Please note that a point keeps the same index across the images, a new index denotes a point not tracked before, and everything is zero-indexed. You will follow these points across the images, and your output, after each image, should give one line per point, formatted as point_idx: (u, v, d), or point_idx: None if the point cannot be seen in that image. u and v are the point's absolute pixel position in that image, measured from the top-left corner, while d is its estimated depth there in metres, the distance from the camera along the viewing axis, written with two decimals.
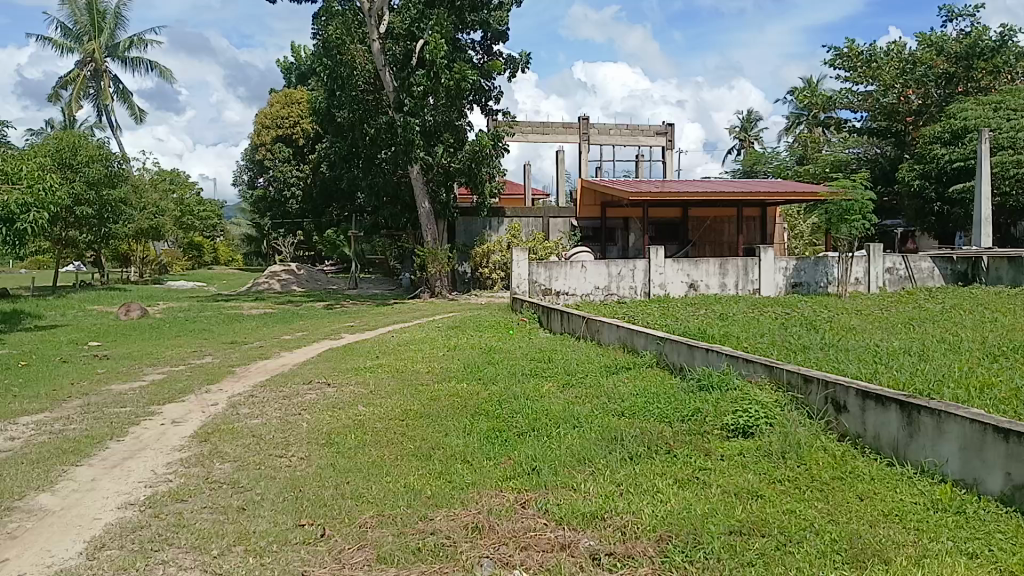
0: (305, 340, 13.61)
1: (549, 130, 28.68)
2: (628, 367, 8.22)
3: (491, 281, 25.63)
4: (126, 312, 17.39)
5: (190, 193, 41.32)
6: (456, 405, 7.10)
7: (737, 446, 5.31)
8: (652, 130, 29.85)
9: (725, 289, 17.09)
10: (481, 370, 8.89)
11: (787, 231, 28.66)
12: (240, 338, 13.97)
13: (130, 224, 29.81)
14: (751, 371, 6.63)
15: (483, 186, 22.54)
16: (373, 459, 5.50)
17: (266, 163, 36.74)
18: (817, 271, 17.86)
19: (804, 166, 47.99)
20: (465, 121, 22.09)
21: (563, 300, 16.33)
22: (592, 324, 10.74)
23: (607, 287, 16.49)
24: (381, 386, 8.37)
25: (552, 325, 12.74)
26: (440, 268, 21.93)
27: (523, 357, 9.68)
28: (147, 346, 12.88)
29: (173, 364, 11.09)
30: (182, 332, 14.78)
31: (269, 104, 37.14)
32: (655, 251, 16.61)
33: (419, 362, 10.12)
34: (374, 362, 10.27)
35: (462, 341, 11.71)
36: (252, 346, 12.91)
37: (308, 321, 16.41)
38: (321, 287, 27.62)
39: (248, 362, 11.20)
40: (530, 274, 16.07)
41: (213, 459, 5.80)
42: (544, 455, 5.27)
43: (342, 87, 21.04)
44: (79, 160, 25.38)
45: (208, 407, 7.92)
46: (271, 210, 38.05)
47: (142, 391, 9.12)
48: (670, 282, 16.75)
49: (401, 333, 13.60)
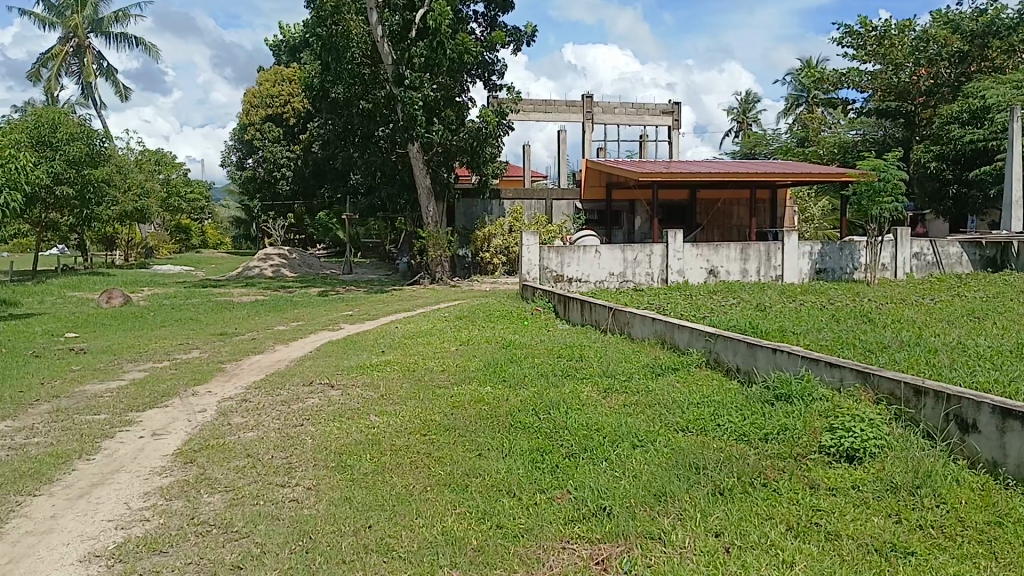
0: (301, 331, 12.56)
1: (551, 108, 27.58)
2: (674, 367, 7.20)
3: (492, 266, 24.58)
4: (108, 299, 16.27)
5: (177, 174, 39.99)
6: (484, 414, 6.08)
7: (847, 477, 4.34)
8: (658, 109, 28.93)
9: (747, 276, 16.11)
10: (503, 369, 7.86)
11: (797, 214, 27.72)
12: (231, 328, 12.91)
13: (113, 206, 28.59)
14: (837, 377, 5.65)
15: (486, 166, 21.43)
16: (398, 491, 4.49)
17: (255, 143, 35.48)
18: (843, 257, 16.88)
19: (807, 149, 47.10)
20: (467, 96, 20.96)
21: (576, 287, 15.25)
22: (619, 316, 9.72)
23: (623, 274, 15.44)
24: (393, 390, 7.33)
25: (570, 315, 11.73)
26: (441, 252, 20.83)
27: (547, 353, 8.65)
28: (129, 339, 11.79)
29: (157, 360, 10.03)
30: (167, 322, 13.69)
31: (259, 82, 35.85)
32: (673, 234, 15.57)
33: (430, 358, 9.06)
34: (381, 358, 9.22)
35: (475, 335, 10.68)
36: (243, 338, 11.85)
37: (303, 309, 15.35)
38: (314, 272, 26.49)
39: (240, 357, 10.17)
40: (540, 259, 14.98)
41: (200, 489, 4.76)
42: (611, 487, 4.27)
43: (337, 59, 19.83)
44: (59, 137, 24.07)
45: (196, 414, 6.87)
46: (261, 191, 36.81)
47: (121, 392, 8.06)
48: (689, 268, 15.73)
49: (405, 323, 12.54)
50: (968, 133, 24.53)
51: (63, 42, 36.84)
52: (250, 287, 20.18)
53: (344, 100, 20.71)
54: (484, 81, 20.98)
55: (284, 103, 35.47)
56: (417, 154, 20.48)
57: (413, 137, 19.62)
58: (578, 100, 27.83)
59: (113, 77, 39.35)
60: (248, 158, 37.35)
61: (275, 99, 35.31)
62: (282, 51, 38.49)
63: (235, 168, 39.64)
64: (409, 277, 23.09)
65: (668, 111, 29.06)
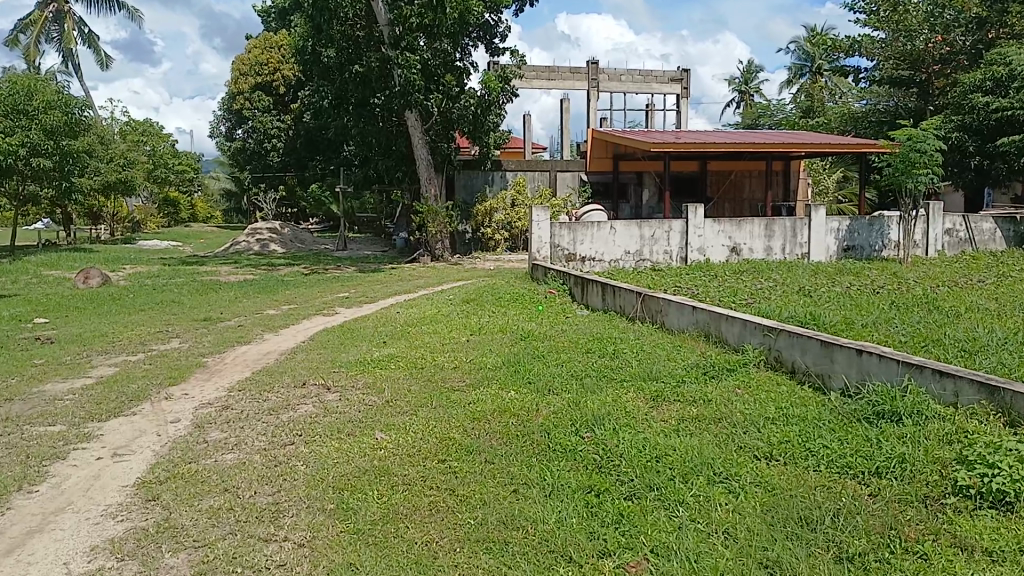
0: (294, 316, 11.47)
1: (554, 76, 26.31)
2: (729, 368, 6.15)
3: (494, 243, 23.50)
4: (85, 279, 15.10)
5: (164, 145, 38.62)
6: (514, 432, 5.01)
7: (1008, 534, 3.33)
8: (666, 76, 27.72)
9: (771, 253, 15.07)
10: (527, 367, 6.80)
11: (810, 187, 26.67)
12: (216, 312, 11.83)
13: (95, 178, 27.34)
14: (952, 392, 4.64)
15: (488, 135, 20.24)
16: (417, 552, 3.43)
17: (244, 113, 34.11)
18: (872, 233, 15.89)
19: (813, 119, 45.91)
20: (468, 61, 19.71)
21: (589, 267, 14.12)
22: (650, 303, 8.65)
23: (639, 252, 14.35)
24: (402, 394, 6.27)
25: (589, 300, 10.68)
26: (441, 228, 19.69)
27: (574, 346, 7.60)
28: (103, 326, 10.67)
29: (132, 352, 8.93)
30: (147, 305, 12.58)
31: (247, 49, 34.43)
32: (693, 209, 14.47)
33: (439, 353, 7.98)
34: (384, 351, 8.15)
35: (489, 322, 9.62)
36: (228, 324, 10.77)
37: (295, 290, 14.24)
38: (306, 248, 25.34)
39: (224, 347, 9.09)
40: (552, 236, 13.82)
41: (162, 545, 3.69)
42: (703, 552, 3.24)
43: (329, 20, 18.55)
44: (35, 106, 22.71)
45: (168, 426, 5.78)
46: (251, 163, 35.40)
47: (84, 394, 6.97)
48: (710, 246, 14.68)
49: (407, 308, 11.45)
50: (992, 102, 23.32)
51: (42, 7, 35.23)
52: (239, 265, 19.07)
53: (337, 64, 19.46)
54: (487, 45, 19.72)
55: (274, 70, 34.08)
56: (416, 123, 19.27)
57: (412, 105, 18.40)
58: (583, 67, 26.57)
59: (95, 43, 37.76)
60: (237, 128, 35.97)
61: (265, 67, 33.90)
62: (272, 17, 37.00)
63: (224, 139, 38.26)
64: (407, 253, 22.02)
65: (676, 79, 27.83)
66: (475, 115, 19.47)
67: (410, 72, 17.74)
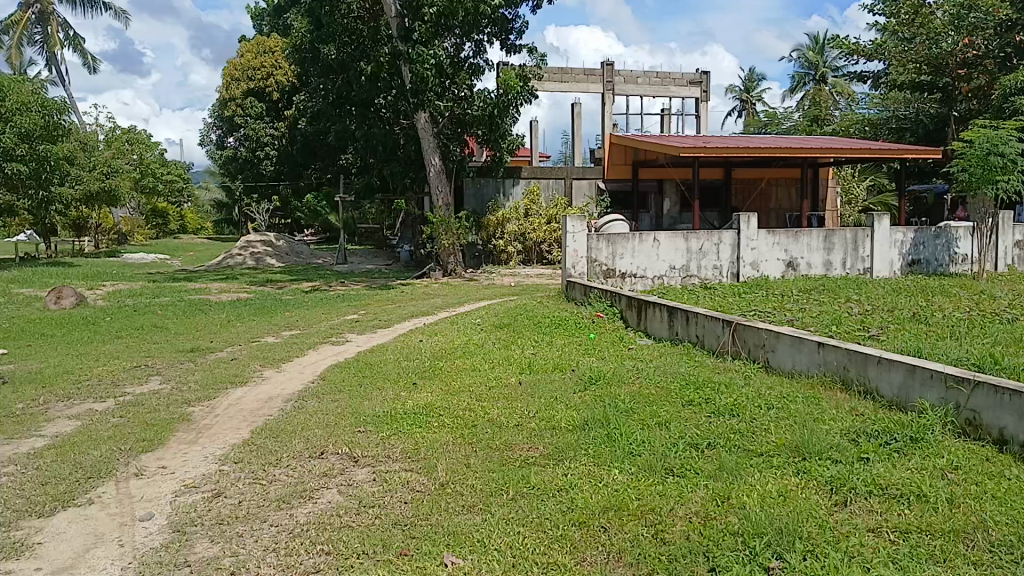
0: (298, 344, 9.75)
1: (568, 77, 24.78)
2: (915, 439, 4.51)
3: (507, 256, 21.85)
4: (57, 300, 13.30)
5: (152, 153, 36.89)
6: (656, 558, 3.32)
7: None
8: (685, 79, 26.21)
9: (831, 268, 13.59)
10: (621, 426, 5.13)
11: (840, 196, 25.20)
12: (206, 340, 10.08)
13: (77, 187, 25.57)
14: None
15: (504, 140, 18.62)
16: None
17: (236, 120, 32.46)
18: (938, 246, 14.45)
19: (825, 125, 44.63)
20: (483, 59, 18.07)
21: (629, 284, 12.41)
22: (745, 335, 7.02)
23: (686, 267, 12.68)
24: (464, 472, 4.57)
25: (650, 328, 9.02)
26: (453, 240, 17.93)
27: (665, 395, 5.92)
28: (71, 360, 8.95)
29: (99, 398, 7.15)
30: (124, 332, 10.81)
31: (239, 53, 32.86)
32: (747, 219, 12.86)
33: (489, 400, 6.28)
34: (419, 399, 6.42)
35: (539, 357, 7.92)
36: (220, 357, 9.01)
37: (297, 311, 12.53)
38: (304, 262, 23.60)
39: (217, 388, 7.38)
40: (589, 250, 12.12)
41: None
42: None
43: (331, 12, 16.96)
44: (9, 107, 20.97)
45: (136, 529, 4.03)
46: (243, 172, 33.63)
47: (26, 466, 5.19)
48: (765, 260, 13.10)
49: (431, 335, 9.75)
50: None
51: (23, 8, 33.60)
52: (230, 281, 17.29)
53: (340, 61, 17.87)
54: (502, 40, 18.00)
55: (267, 75, 32.47)
56: (426, 126, 17.57)
57: (424, 105, 16.74)
58: (597, 69, 25.05)
59: (80, 47, 36.07)
60: (229, 136, 34.27)
61: (257, 72, 32.29)
62: (266, 19, 35.40)
63: (215, 147, 36.52)
64: (415, 268, 20.34)
65: (695, 82, 26.32)
66: (492, 117, 17.83)
67: (423, 67, 16.05)
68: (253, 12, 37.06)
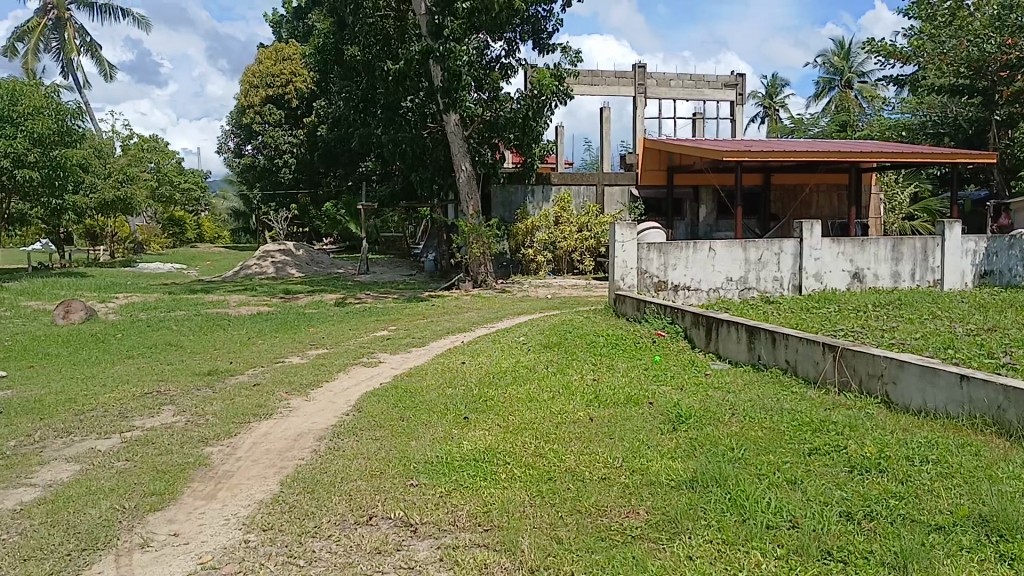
0: (327, 365, 8.81)
1: (598, 80, 23.89)
2: None
3: (536, 265, 20.87)
4: (65, 314, 12.43)
5: (169, 162, 36.27)
6: None
7: None
8: (719, 81, 25.23)
9: (898, 280, 12.67)
10: (742, 488, 4.13)
11: (883, 202, 24.10)
12: (224, 361, 9.16)
13: (91, 195, 24.88)
14: None
15: (537, 143, 17.66)
16: None
17: (255, 128, 31.80)
18: (1013, 257, 13.44)
19: (855, 130, 43.37)
20: (515, 59, 17.13)
21: (682, 298, 11.37)
22: (856, 363, 6.07)
23: (744, 279, 11.67)
24: (557, 549, 3.59)
25: (722, 349, 8.03)
26: (483, 250, 16.92)
27: (776, 442, 4.90)
28: (76, 385, 8.07)
29: (103, 434, 6.22)
30: (136, 351, 9.92)
31: (257, 59, 32.22)
32: (810, 226, 11.91)
33: (560, 442, 5.29)
34: (476, 440, 5.44)
35: (602, 385, 6.91)
36: (241, 381, 8.08)
37: (322, 327, 11.60)
38: (324, 272, 22.74)
39: (238, 421, 6.45)
40: (639, 261, 11.09)
41: None
42: None
43: (356, 11, 16.15)
44: (20, 112, 20.31)
45: None
46: (261, 180, 32.84)
47: (7, 531, 4.24)
48: (829, 271, 12.15)
49: (473, 356, 8.78)
50: None
51: (40, 14, 33.11)
52: (249, 293, 16.41)
53: (366, 60, 17.04)
54: (534, 39, 17.05)
55: (286, 82, 31.77)
56: (455, 129, 16.66)
57: (456, 105, 15.84)
58: (629, 71, 24.21)
59: (97, 53, 35.57)
60: (246, 143, 33.54)
61: (276, 78, 31.60)
62: (284, 24, 34.77)
63: (232, 155, 35.78)
64: (440, 279, 19.38)
65: (730, 84, 25.29)
66: (526, 119, 16.91)
67: (455, 64, 15.11)
68: (271, 18, 36.41)
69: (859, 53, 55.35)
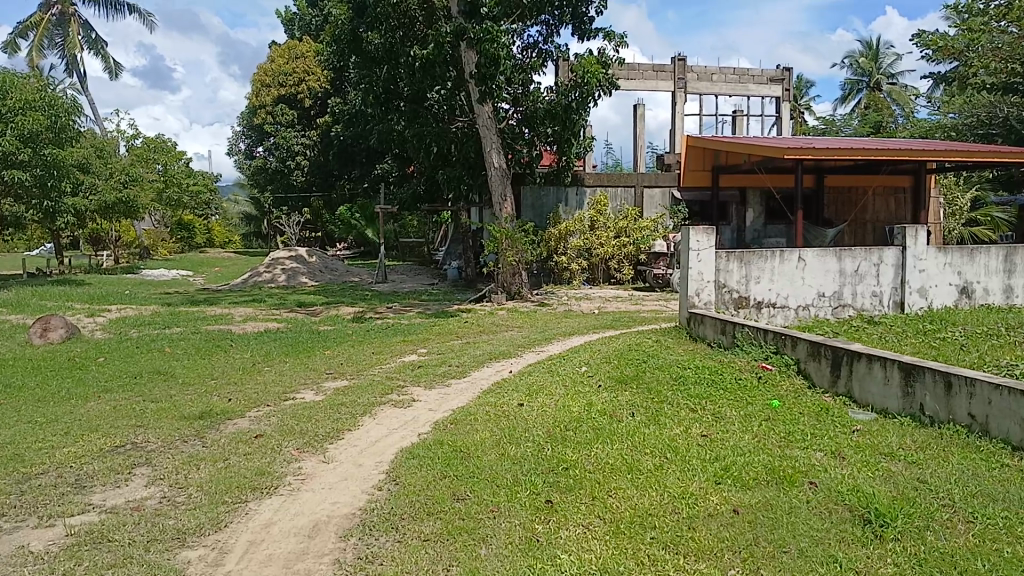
0: (348, 403, 7.02)
1: (635, 74, 22.19)
2: None
3: (570, 274, 19.10)
4: (42, 332, 10.72)
5: (176, 164, 34.70)
6: None
7: None
8: (764, 75, 23.46)
9: (1011, 296, 10.92)
10: None
11: (943, 206, 22.19)
12: (222, 398, 7.44)
13: (91, 197, 23.30)
14: None
15: (577, 139, 15.91)
16: None
17: (266, 128, 30.25)
18: None
19: (892, 132, 41.48)
20: (555, 45, 15.33)
21: (766, 318, 9.59)
22: None
23: (837, 294, 9.90)
24: None
25: (859, 390, 6.27)
26: (518, 257, 15.14)
27: None
28: (32, 433, 6.37)
29: (43, 520, 4.50)
30: (117, 382, 8.22)
31: (269, 57, 30.70)
32: (915, 233, 10.15)
33: (710, 558, 3.53)
34: (578, 549, 3.68)
35: (723, 447, 5.13)
36: (241, 429, 6.31)
37: (340, 349, 9.86)
38: (339, 280, 21.06)
39: (233, 496, 4.73)
40: (717, 273, 9.29)
41: None
42: None
43: None
44: (10, 106, 18.71)
45: None
46: (273, 182, 31.24)
47: None
48: (934, 285, 10.40)
49: (530, 392, 7.02)
50: None
51: (43, 10, 31.65)
52: (256, 306, 14.72)
53: (387, 47, 15.38)
54: (575, 23, 15.22)
55: (299, 81, 30.13)
56: (488, 122, 14.93)
57: (490, 93, 14.11)
58: (667, 64, 22.49)
59: (102, 50, 34.08)
60: (258, 145, 31.98)
61: (289, 76, 30.07)
62: (297, 22, 33.19)
63: (243, 157, 34.18)
64: (467, 288, 17.64)
65: (776, 79, 23.53)
66: (566, 112, 15.19)
67: (491, 49, 13.37)
68: (284, 15, 34.91)
69: (888, 55, 53.22)
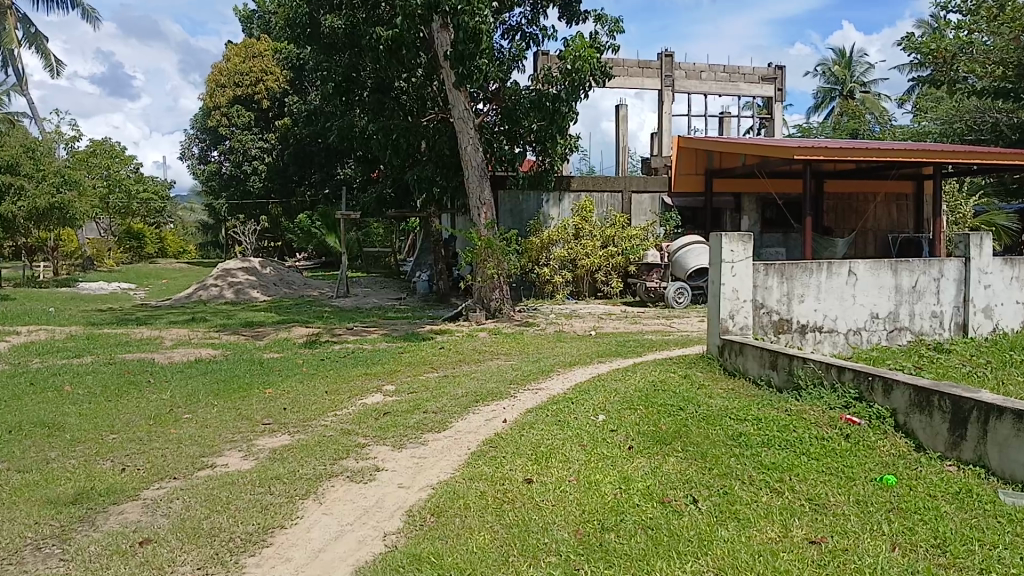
0: (285, 475, 5.06)
1: (619, 71, 20.51)
2: None
3: (553, 287, 17.29)
4: None
5: (123, 169, 32.29)
6: None
7: None
8: (756, 74, 21.92)
9: None
10: None
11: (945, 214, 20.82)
12: (116, 468, 5.44)
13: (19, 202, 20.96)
14: None
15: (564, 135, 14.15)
16: None
17: (220, 130, 28.09)
18: None
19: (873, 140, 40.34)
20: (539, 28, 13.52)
21: (812, 346, 7.83)
22: None
23: (892, 315, 8.19)
24: None
25: (999, 459, 4.53)
26: (499, 269, 13.25)
27: None
28: None
29: None
30: None
31: (224, 55, 28.61)
32: (979, 241, 8.51)
33: None
34: None
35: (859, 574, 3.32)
36: (127, 525, 4.35)
37: (287, 387, 7.90)
38: (295, 295, 19.00)
39: None
40: (756, 290, 7.51)
41: None
42: None
43: None
44: None
45: None
46: (228, 189, 29.06)
47: None
48: (1000, 304, 8.77)
49: (538, 456, 5.14)
50: None
51: None
52: (196, 325, 12.64)
53: (350, 29, 13.49)
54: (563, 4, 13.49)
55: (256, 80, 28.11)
56: (465, 115, 13.08)
57: (469, 78, 12.31)
58: (654, 60, 20.85)
59: (43, 46, 31.64)
60: (212, 149, 29.80)
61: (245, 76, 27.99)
62: (255, 19, 31.15)
63: (195, 162, 31.91)
64: (439, 304, 15.71)
65: (768, 78, 22.01)
66: (554, 103, 13.43)
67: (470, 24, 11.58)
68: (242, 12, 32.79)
69: (859, 64, 52.31)
